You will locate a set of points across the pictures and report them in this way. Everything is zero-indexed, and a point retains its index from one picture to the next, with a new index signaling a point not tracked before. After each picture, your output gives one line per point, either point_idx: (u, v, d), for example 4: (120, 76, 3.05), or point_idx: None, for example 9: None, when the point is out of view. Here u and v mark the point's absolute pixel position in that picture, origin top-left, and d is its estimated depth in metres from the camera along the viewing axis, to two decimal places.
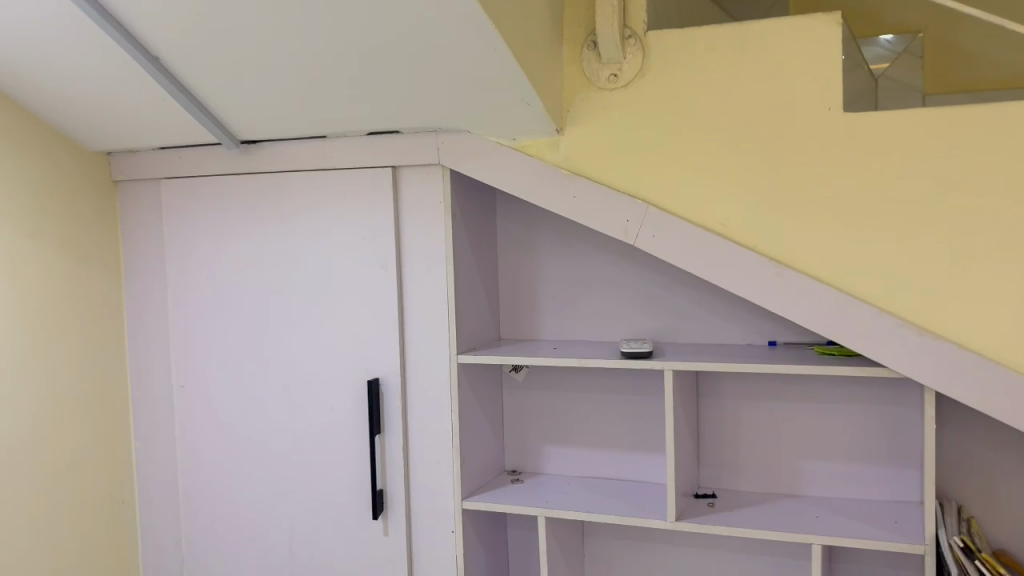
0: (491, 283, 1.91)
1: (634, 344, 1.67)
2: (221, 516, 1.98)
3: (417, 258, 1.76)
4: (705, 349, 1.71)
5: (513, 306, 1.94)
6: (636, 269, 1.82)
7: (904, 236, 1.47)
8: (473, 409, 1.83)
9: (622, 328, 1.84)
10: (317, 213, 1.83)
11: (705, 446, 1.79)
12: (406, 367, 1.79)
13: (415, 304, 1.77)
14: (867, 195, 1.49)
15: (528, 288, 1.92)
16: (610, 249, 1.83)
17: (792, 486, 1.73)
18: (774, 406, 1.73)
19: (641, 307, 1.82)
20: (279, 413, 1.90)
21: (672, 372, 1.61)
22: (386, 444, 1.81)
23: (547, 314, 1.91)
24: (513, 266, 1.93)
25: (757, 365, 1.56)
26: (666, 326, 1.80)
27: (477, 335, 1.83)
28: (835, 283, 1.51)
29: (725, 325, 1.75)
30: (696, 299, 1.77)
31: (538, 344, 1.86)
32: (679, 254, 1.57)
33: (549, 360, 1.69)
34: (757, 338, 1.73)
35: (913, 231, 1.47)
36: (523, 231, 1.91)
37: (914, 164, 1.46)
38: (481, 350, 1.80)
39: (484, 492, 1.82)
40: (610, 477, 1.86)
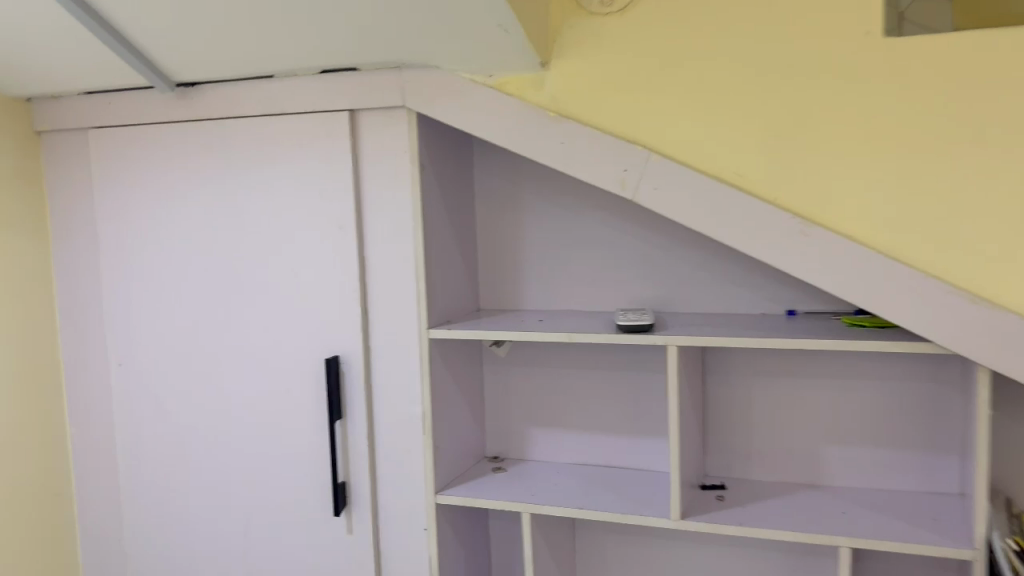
0: (468, 246, 1.67)
1: (632, 316, 1.44)
2: (168, 509, 1.75)
3: (381, 218, 1.52)
4: (713, 320, 1.48)
5: (493, 272, 1.71)
6: (633, 229, 1.58)
7: (951, 187, 1.24)
8: (449, 389, 1.60)
9: (618, 296, 1.61)
10: (265, 166, 1.58)
11: (712, 430, 1.57)
12: (370, 342, 1.56)
13: (380, 270, 1.54)
14: (908, 138, 1.26)
15: (510, 252, 1.69)
16: (604, 206, 1.60)
17: (812, 476, 1.52)
18: (792, 384, 1.51)
19: (639, 272, 1.59)
20: (228, 394, 1.67)
21: (676, 347, 1.38)
22: (348, 431, 1.58)
23: (532, 281, 1.68)
24: (493, 226, 1.69)
25: (776, 339, 1.34)
26: (668, 293, 1.57)
27: (451, 305, 1.60)
28: (870, 242, 1.28)
29: (736, 291, 1.52)
30: (702, 262, 1.54)
31: (522, 315, 1.63)
32: (685, 208, 1.33)
33: (533, 334, 1.46)
34: (773, 306, 1.51)
35: (963, 180, 1.24)
36: (503, 186, 1.67)
37: (965, 99, 1.22)
38: (456, 322, 1.57)
39: (461, 483, 1.60)
40: (604, 464, 1.65)
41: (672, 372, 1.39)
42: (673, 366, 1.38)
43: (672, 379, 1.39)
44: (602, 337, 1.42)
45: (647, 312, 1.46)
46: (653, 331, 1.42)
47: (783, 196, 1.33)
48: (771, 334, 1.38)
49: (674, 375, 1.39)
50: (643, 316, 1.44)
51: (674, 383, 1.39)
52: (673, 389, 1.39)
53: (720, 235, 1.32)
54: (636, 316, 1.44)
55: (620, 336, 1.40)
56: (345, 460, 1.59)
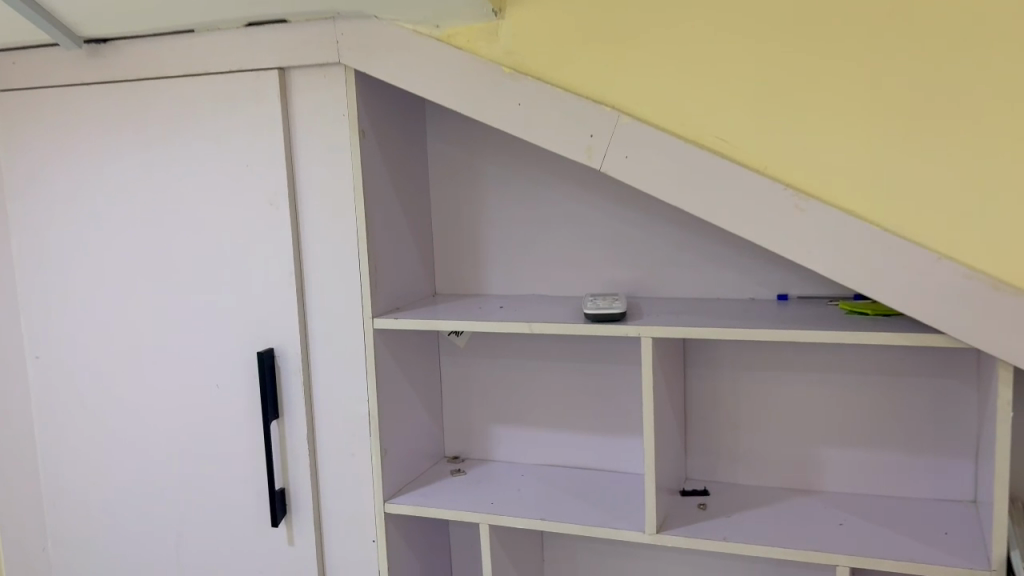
0: (421, 225, 1.49)
1: (603, 303, 1.26)
2: (96, 518, 1.58)
3: (318, 192, 1.35)
4: (693, 307, 1.31)
5: (451, 252, 1.53)
6: (605, 203, 1.40)
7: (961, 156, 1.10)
8: (400, 383, 1.43)
9: (588, 279, 1.43)
10: (188, 134, 1.39)
11: (693, 428, 1.41)
12: (309, 333, 1.39)
13: (319, 252, 1.36)
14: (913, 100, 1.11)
15: (469, 230, 1.51)
16: (572, 177, 1.42)
17: (804, 480, 1.35)
18: (782, 378, 1.34)
19: (611, 253, 1.41)
20: (156, 391, 1.49)
21: (652, 339, 1.21)
22: (286, 432, 1.41)
23: (492, 262, 1.50)
24: (449, 201, 1.51)
25: (765, 329, 1.17)
26: (645, 276, 1.40)
27: (401, 290, 1.43)
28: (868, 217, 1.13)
29: (721, 273, 1.35)
30: (682, 240, 1.36)
31: (481, 300, 1.45)
32: (660, 180, 1.15)
33: (491, 323, 1.29)
34: (762, 290, 1.34)
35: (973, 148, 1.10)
36: (459, 156, 1.49)
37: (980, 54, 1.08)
38: (406, 310, 1.40)
39: (414, 489, 1.43)
40: (574, 466, 1.48)
41: (647, 366, 1.21)
42: (649, 361, 1.21)
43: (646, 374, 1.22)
44: (568, 327, 1.24)
45: (619, 298, 1.28)
46: (626, 320, 1.24)
47: (772, 166, 1.17)
48: (760, 324, 1.21)
49: (650, 371, 1.21)
50: (614, 302, 1.26)
51: (650, 380, 1.22)
52: (648, 388, 1.22)
53: (701, 211, 1.14)
54: (608, 302, 1.27)
55: (588, 326, 1.22)
56: (283, 464, 1.42)
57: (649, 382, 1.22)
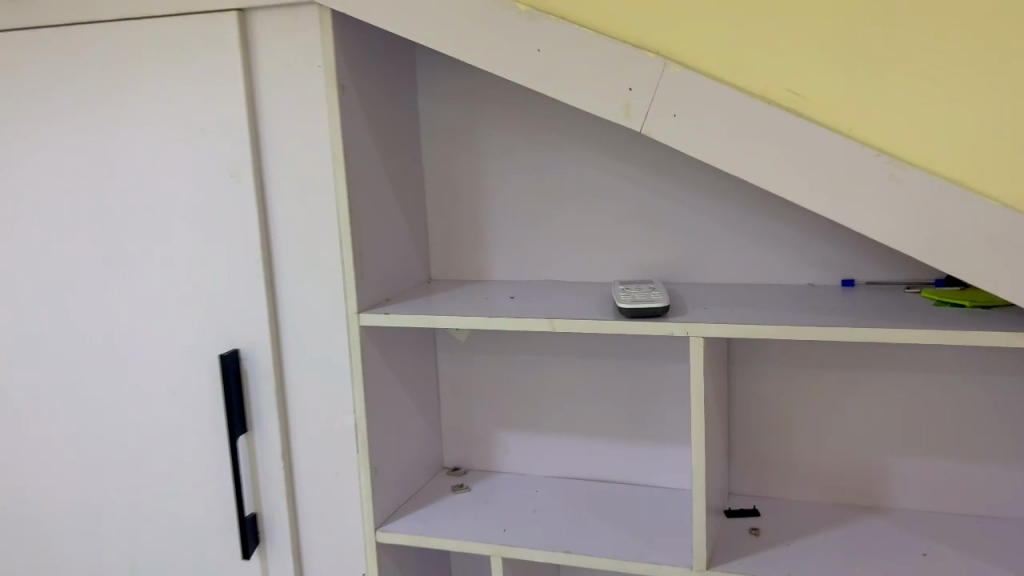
0: (412, 199, 1.26)
1: (638, 294, 1.04)
2: (34, 546, 1.35)
3: (291, 162, 1.11)
4: (744, 296, 1.09)
5: (447, 231, 1.30)
6: (634, 173, 1.18)
7: None
8: (392, 388, 1.21)
9: (613, 262, 1.21)
10: (128, 92, 1.14)
11: (738, 436, 1.19)
12: (282, 332, 1.16)
13: (293, 234, 1.13)
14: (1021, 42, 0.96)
15: (469, 205, 1.28)
16: (593, 142, 1.19)
17: (870, 496, 1.15)
18: (847, 377, 1.13)
19: (641, 231, 1.19)
20: (101, 401, 1.26)
21: (702, 339, 0.99)
22: (256, 448, 1.19)
23: (498, 242, 1.27)
24: (445, 170, 1.28)
25: (844, 326, 0.95)
26: (682, 258, 1.18)
27: (392, 277, 1.20)
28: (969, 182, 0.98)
29: (773, 255, 1.14)
30: (728, 216, 1.14)
31: (487, 288, 1.23)
32: (718, 144, 0.94)
33: (503, 320, 1.06)
34: (824, 275, 1.12)
35: None
36: (457, 117, 1.26)
37: None
38: (398, 302, 1.17)
39: (409, 511, 1.21)
40: (597, 479, 1.27)
41: (695, 372, 1.00)
42: (699, 365, 1.00)
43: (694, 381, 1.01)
44: (598, 325, 1.02)
45: (656, 288, 1.07)
46: (668, 315, 1.02)
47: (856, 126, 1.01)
48: (832, 318, 0.99)
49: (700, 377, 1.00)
50: (653, 294, 1.04)
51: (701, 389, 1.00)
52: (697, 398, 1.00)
53: (768, 182, 0.93)
54: (644, 293, 1.05)
55: (624, 324, 1.00)
56: (253, 486, 1.20)
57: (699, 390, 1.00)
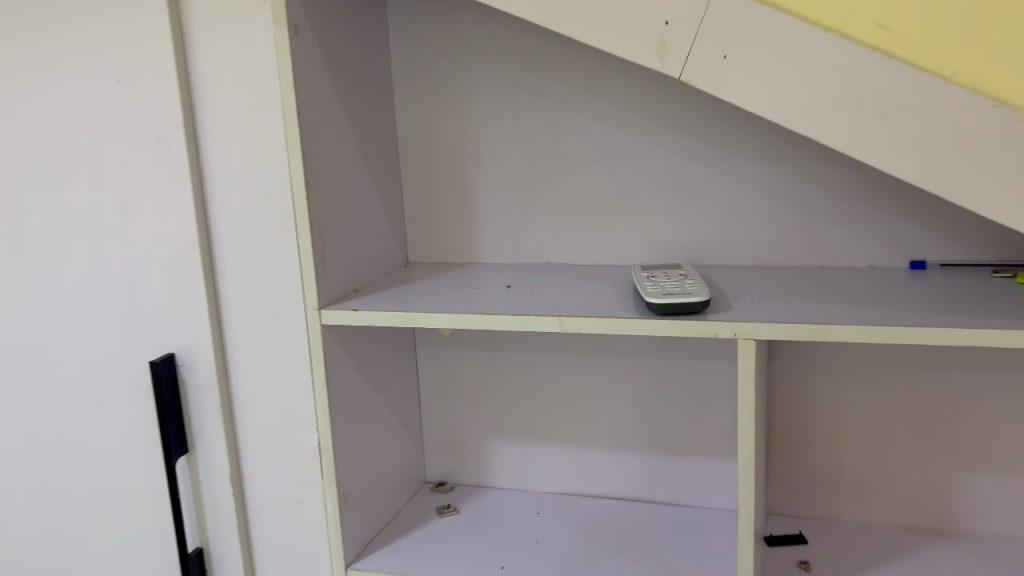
0: (384, 168, 1.04)
1: (669, 286, 0.84)
2: None
3: (233, 121, 0.89)
4: (795, 283, 0.89)
5: (428, 205, 1.08)
6: (661, 135, 0.98)
7: None
8: (366, 397, 1.00)
9: (633, 242, 1.02)
10: (27, 37, 0.91)
11: (780, 450, 1.00)
12: (228, 331, 0.95)
13: (238, 212, 0.91)
14: None
15: (454, 173, 1.07)
16: (610, 96, 0.99)
17: (938, 519, 0.97)
18: (916, 381, 0.94)
19: (666, 203, 1.00)
20: (9, 416, 1.04)
21: (754, 342, 0.79)
22: (199, 470, 0.98)
23: (490, 219, 1.07)
24: (425, 132, 1.06)
25: (937, 325, 0.75)
26: (718, 238, 0.99)
27: (362, 263, 0.98)
28: None
29: (830, 229, 0.93)
30: (776, 188, 0.96)
31: (478, 274, 1.02)
32: (780, 95, 0.73)
33: (501, 318, 0.85)
34: (890, 257, 0.94)
35: None
36: (438, 66, 1.04)
37: None
38: (370, 292, 0.96)
39: (387, 543, 1.01)
40: (609, 495, 1.09)
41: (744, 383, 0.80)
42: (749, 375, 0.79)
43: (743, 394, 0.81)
44: (623, 324, 0.81)
45: (690, 277, 0.86)
46: (707, 312, 0.82)
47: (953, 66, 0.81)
48: (915, 312, 0.79)
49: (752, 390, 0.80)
50: (688, 285, 0.83)
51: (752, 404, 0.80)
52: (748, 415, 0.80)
53: (844, 143, 0.72)
54: (678, 284, 0.84)
55: (655, 324, 0.80)
56: (197, 518, 0.99)
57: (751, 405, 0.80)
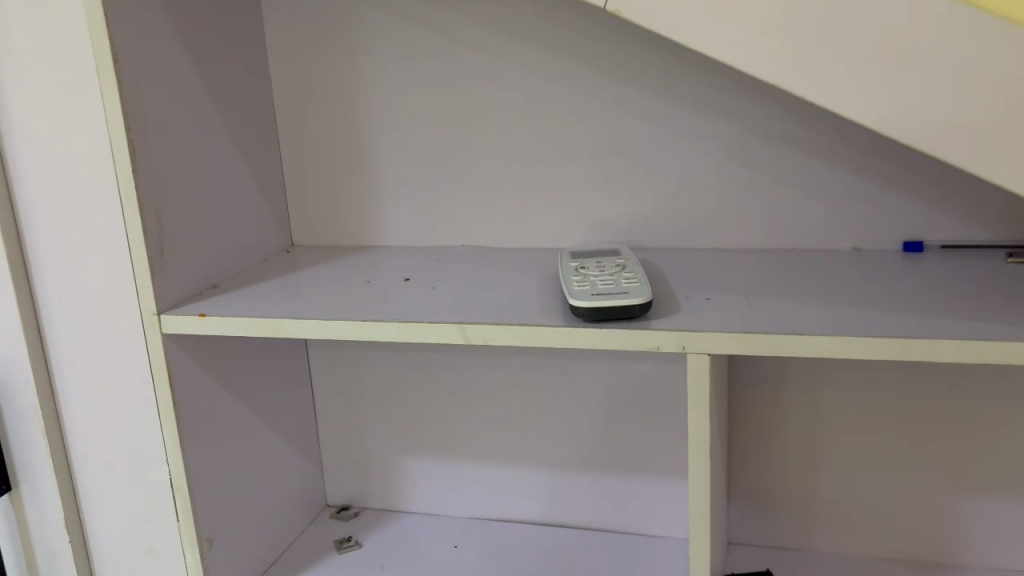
0: (254, 131, 0.84)
1: (602, 282, 0.65)
2: None
3: (35, 73, 0.68)
4: (761, 275, 0.71)
5: (317, 176, 0.89)
6: (598, 87, 0.79)
7: None
8: (236, 416, 0.81)
9: (565, 219, 0.83)
10: None
11: (743, 469, 0.83)
12: (50, 341, 0.75)
13: (51, 190, 0.71)
14: None
15: (346, 136, 0.87)
16: (533, 38, 0.79)
17: (931, 551, 0.80)
18: (907, 391, 0.77)
19: (605, 172, 0.81)
20: None
21: (709, 357, 0.60)
22: (25, 513, 0.78)
23: (392, 192, 0.87)
24: (310, 86, 0.86)
25: (948, 333, 0.57)
26: (669, 213, 0.81)
27: (224, 250, 0.78)
28: None
29: (805, 203, 0.78)
30: (741, 150, 0.78)
31: (374, 262, 0.83)
32: (735, 31, 0.53)
33: (385, 327, 0.66)
34: (880, 234, 0.77)
35: None
36: (321, 2, 0.83)
37: None
38: (233, 289, 0.76)
39: None
40: (542, 522, 0.91)
41: (695, 410, 0.61)
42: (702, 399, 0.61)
43: (695, 422, 0.62)
44: (539, 334, 0.62)
45: (631, 269, 0.67)
46: (651, 316, 0.63)
47: None
48: (915, 313, 0.61)
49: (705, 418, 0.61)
50: (625, 282, 0.65)
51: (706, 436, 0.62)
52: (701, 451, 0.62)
53: (821, 96, 0.53)
54: (613, 280, 0.66)
55: (582, 333, 0.61)
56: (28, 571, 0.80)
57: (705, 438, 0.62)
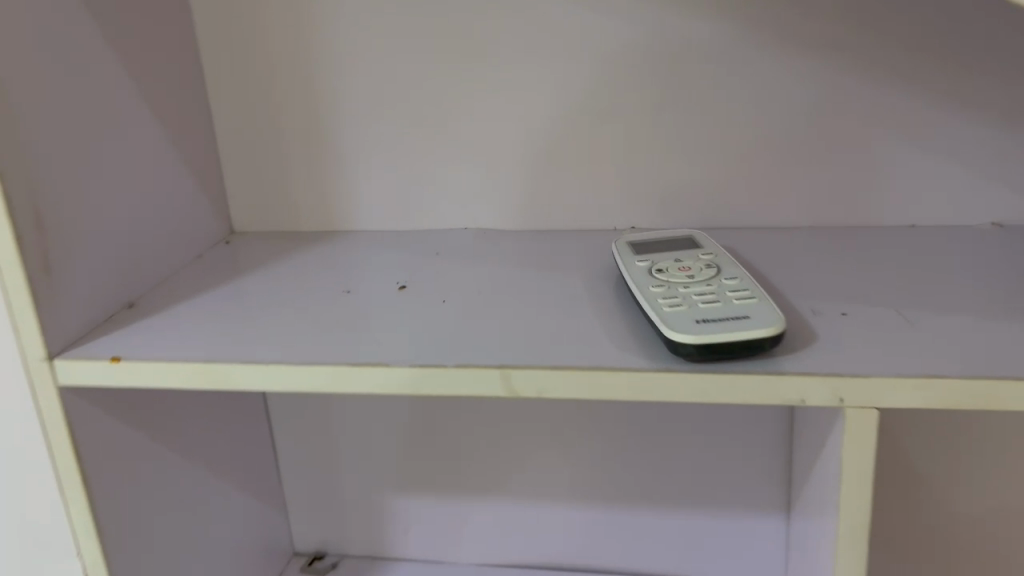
0: (173, 82, 0.61)
1: (703, 299, 0.45)
2: None
3: None
4: (894, 268, 0.52)
5: (262, 142, 0.66)
6: (649, 12, 0.58)
7: None
8: (176, 475, 0.60)
9: (601, 190, 0.63)
10: None
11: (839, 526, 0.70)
12: None
13: None
14: None
15: (299, 85, 0.64)
16: None
17: None
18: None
19: (657, 128, 0.61)
20: None
21: (876, 412, 0.42)
22: None
23: (366, 161, 0.65)
24: (245, 17, 0.63)
25: None
26: (741, 180, 0.62)
27: (138, 254, 0.56)
28: None
29: (923, 164, 0.60)
30: (841, 95, 0.59)
31: (350, 258, 0.61)
32: None
33: (389, 374, 0.45)
34: (1022, 199, 0.60)
35: None
36: None
37: None
38: (157, 311, 0.54)
39: None
40: (571, 566, 0.73)
41: (850, 484, 0.43)
42: (862, 468, 0.42)
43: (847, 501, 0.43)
44: (621, 382, 0.43)
45: (732, 274, 0.48)
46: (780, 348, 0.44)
47: None
48: None
49: (865, 495, 0.43)
50: (734, 298, 0.45)
51: (866, 518, 0.43)
52: (857, 537, 0.44)
53: None
54: (714, 294, 0.46)
55: (686, 382, 0.42)
56: None
57: (861, 520, 0.43)
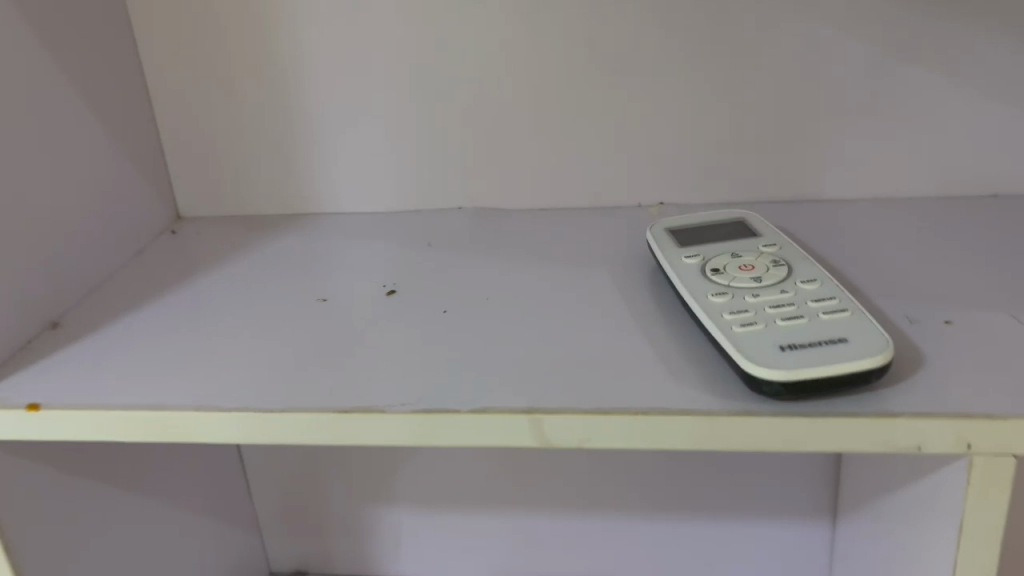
0: (95, 42, 0.49)
1: (781, 313, 0.36)
2: None
3: None
4: (988, 257, 0.43)
5: (208, 111, 0.54)
6: None
7: None
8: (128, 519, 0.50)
9: (621, 160, 0.53)
10: None
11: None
12: None
13: None
14: None
15: (252, 40, 0.52)
16: None
17: None
18: None
19: (691, 84, 0.51)
20: None
21: (1013, 462, 0.33)
22: None
23: (338, 132, 0.54)
24: None
25: None
26: (788, 143, 0.52)
27: (58, 261, 0.45)
28: None
29: (1005, 121, 0.50)
30: (912, 40, 0.49)
31: (325, 254, 0.51)
32: None
33: (386, 424, 0.35)
34: None
35: None
36: None
37: None
38: (86, 335, 0.43)
39: None
40: None
41: (971, 548, 0.34)
42: (989, 530, 0.34)
43: (964, 569, 0.35)
44: (687, 429, 0.34)
45: (809, 275, 0.39)
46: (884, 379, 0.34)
47: None
48: None
49: (990, 562, 0.34)
50: (821, 314, 0.36)
51: None
52: None
53: None
54: (792, 304, 0.37)
55: (772, 429, 0.33)
56: None
57: None
